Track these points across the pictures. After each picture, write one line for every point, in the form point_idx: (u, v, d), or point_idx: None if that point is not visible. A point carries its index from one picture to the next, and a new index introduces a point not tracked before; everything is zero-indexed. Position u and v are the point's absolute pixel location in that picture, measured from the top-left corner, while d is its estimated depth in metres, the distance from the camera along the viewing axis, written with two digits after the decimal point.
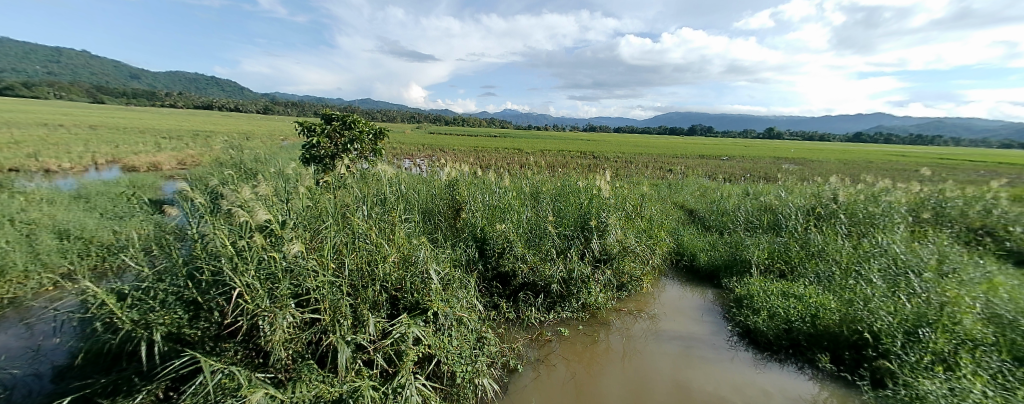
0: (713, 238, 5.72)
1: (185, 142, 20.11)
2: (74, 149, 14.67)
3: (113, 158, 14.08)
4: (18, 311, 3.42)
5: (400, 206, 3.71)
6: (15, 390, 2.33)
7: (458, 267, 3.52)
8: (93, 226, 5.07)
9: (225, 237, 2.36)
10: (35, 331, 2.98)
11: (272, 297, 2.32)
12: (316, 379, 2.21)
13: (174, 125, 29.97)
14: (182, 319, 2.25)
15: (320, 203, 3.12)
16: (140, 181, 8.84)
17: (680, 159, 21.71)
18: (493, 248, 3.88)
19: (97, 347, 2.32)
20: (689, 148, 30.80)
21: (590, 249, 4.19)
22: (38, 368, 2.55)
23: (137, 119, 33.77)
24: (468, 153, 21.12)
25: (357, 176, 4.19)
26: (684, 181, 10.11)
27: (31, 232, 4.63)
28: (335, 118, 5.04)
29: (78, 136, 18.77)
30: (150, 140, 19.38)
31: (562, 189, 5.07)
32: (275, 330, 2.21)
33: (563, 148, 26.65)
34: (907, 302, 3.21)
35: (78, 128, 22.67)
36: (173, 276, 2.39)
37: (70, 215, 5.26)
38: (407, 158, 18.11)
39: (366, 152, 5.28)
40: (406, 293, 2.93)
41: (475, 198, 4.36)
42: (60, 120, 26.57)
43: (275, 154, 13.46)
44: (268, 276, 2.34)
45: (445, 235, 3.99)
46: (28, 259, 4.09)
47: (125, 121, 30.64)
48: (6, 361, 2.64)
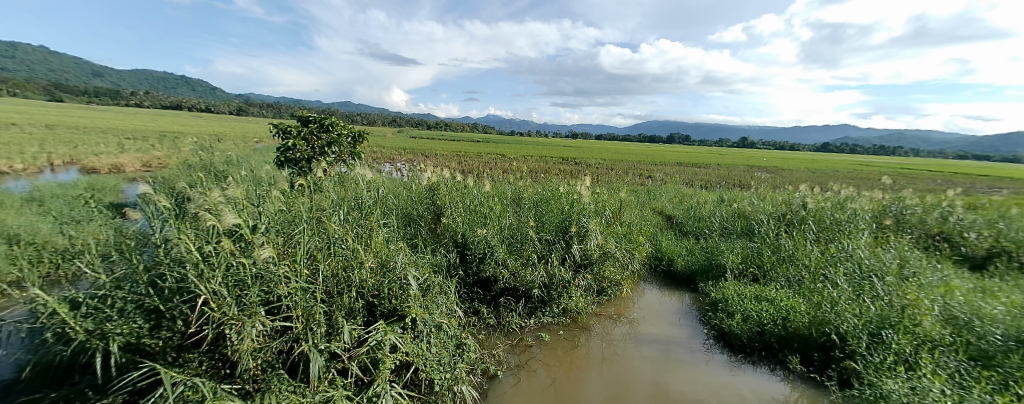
0: (690, 243, 5.85)
1: (152, 142, 19.41)
2: (28, 149, 13.85)
3: (73, 158, 13.32)
4: None
5: (378, 210, 3.62)
6: None
7: (438, 273, 3.47)
8: (47, 230, 4.78)
9: (191, 242, 2.29)
10: None
11: (240, 304, 2.28)
12: (286, 390, 2.16)
13: (142, 126, 28.67)
14: (142, 328, 2.15)
15: (295, 208, 3.03)
16: (100, 184, 8.40)
17: (660, 165, 22.22)
18: (474, 253, 3.84)
19: (47, 359, 2.19)
20: (670, 155, 31.49)
21: (571, 254, 4.21)
22: None
23: (100, 118, 32.41)
24: (452, 158, 21.06)
25: (335, 179, 4.08)
26: (663, 187, 10.32)
27: None
28: (313, 121, 4.94)
29: (32, 136, 17.65)
30: (113, 141, 18.47)
31: (544, 193, 5.10)
32: (243, 339, 2.15)
33: (548, 154, 26.90)
34: (871, 304, 3.35)
35: (34, 127, 21.44)
36: (134, 284, 2.29)
37: (21, 220, 4.95)
38: (389, 162, 17.96)
39: (345, 155, 5.16)
40: (383, 299, 2.89)
41: (456, 203, 4.33)
42: (16, 118, 25.12)
43: (249, 156, 13.00)
44: (237, 282, 2.29)
45: (425, 240, 3.92)
46: None
47: (86, 120, 29.26)
48: None
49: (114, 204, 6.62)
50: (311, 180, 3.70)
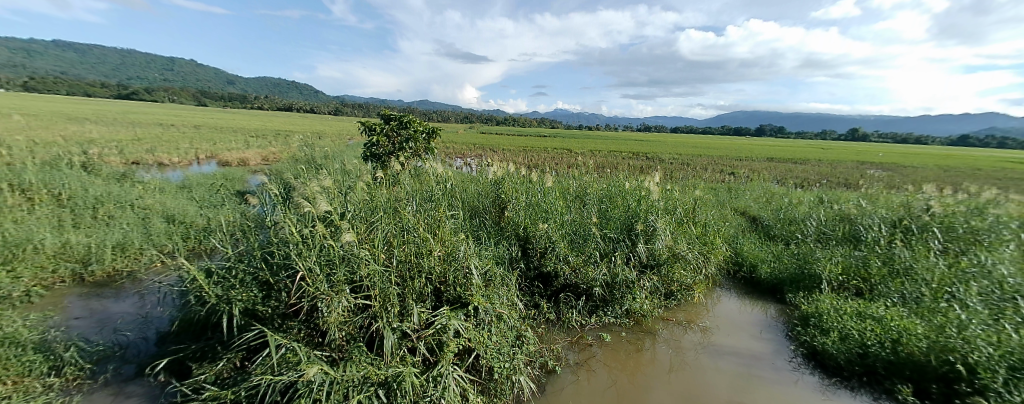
0: (778, 249, 5.24)
1: (268, 139, 22.79)
2: (181, 145, 17.08)
3: (212, 154, 15.99)
4: (135, 282, 4.01)
5: (447, 202, 3.78)
6: (128, 349, 2.75)
7: (501, 265, 3.54)
8: (192, 212, 5.79)
9: (293, 225, 2.63)
10: (146, 300, 3.48)
11: (330, 282, 2.56)
12: (365, 361, 2.43)
13: (256, 126, 33.49)
14: (256, 297, 2.49)
15: (376, 197, 3.29)
16: (231, 174, 10.04)
17: (740, 161, 20.22)
18: (536, 248, 3.86)
19: (188, 317, 2.66)
20: (751, 150, 28.33)
21: (636, 254, 4.01)
22: (146, 331, 2.98)
23: (224, 119, 38.83)
24: (517, 153, 21.24)
25: (412, 173, 4.39)
26: (747, 185, 9.38)
27: (147, 216, 5.43)
28: (393, 118, 5.32)
29: (185, 134, 21.73)
30: (241, 138, 22.07)
31: (611, 190, 4.92)
32: (331, 312, 2.44)
33: (613, 149, 26.07)
34: (1014, 332, 2.70)
35: (184, 127, 26.41)
36: (251, 258, 2.67)
37: (176, 203, 6.08)
38: (459, 158, 18.82)
39: (420, 150, 5.50)
40: (449, 286, 3.00)
41: (520, 197, 4.37)
42: (172, 120, 31.27)
43: (342, 151, 14.54)
44: (328, 262, 2.60)
45: (489, 232, 4.00)
46: (144, 238, 4.77)
47: (216, 121, 35.27)
48: (124, 324, 3.11)
49: (239, 193, 7.81)
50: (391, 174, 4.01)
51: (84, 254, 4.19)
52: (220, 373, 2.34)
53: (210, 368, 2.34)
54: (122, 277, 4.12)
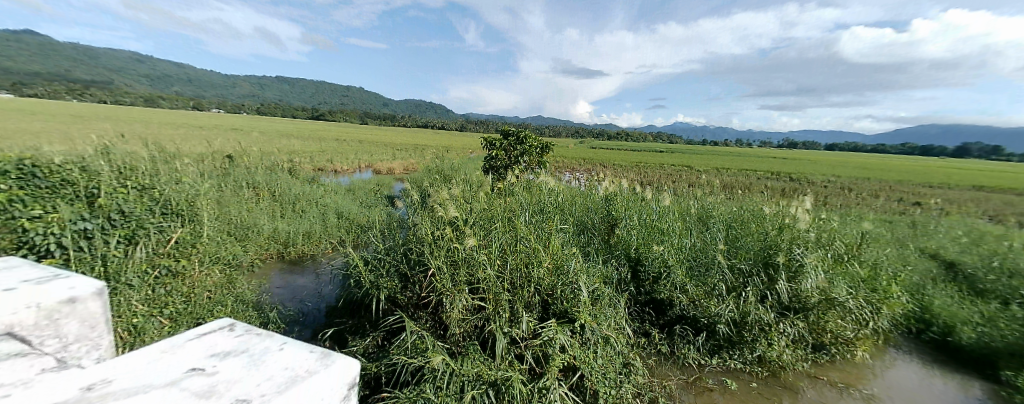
0: (992, 309, 3.85)
1: (405, 150, 26.91)
2: (346, 154, 21.56)
3: (368, 164, 18.24)
4: (316, 264, 5.13)
5: (557, 216, 3.85)
6: (308, 316, 3.51)
7: (609, 285, 3.41)
8: (355, 211, 7.12)
9: (428, 227, 3.03)
10: (320, 279, 4.39)
11: (454, 281, 2.85)
12: (479, 359, 2.58)
13: (391, 138, 40.02)
14: (396, 286, 2.90)
15: (493, 207, 3.53)
16: (382, 181, 12.11)
17: (929, 189, 15.59)
18: (649, 272, 3.61)
19: (348, 297, 3.26)
20: (943, 174, 21.65)
21: (773, 292, 3.39)
22: (319, 304, 3.76)
23: (368, 133, 47.44)
24: (628, 168, 20.40)
25: (524, 185, 4.64)
26: (950, 222, 7.14)
27: (326, 211, 6.90)
28: (512, 134, 5.74)
29: (348, 145, 27.28)
30: (386, 150, 26.56)
31: (741, 215, 4.33)
32: (453, 309, 2.71)
33: (737, 166, 23.02)
34: None
35: (345, 139, 33.13)
36: (394, 253, 3.14)
37: (344, 202, 7.59)
38: (567, 171, 19.02)
39: (533, 164, 5.77)
40: (556, 300, 3.02)
41: (631, 215, 4.18)
42: (336, 133, 39.71)
43: (465, 163, 16.11)
44: (453, 263, 2.91)
45: (597, 249, 3.91)
46: (323, 228, 6.04)
47: (363, 134, 43.35)
48: (306, 295, 3.99)
49: (387, 198, 9.13)
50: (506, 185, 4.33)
51: (286, 238, 5.47)
52: (368, 347, 2.79)
53: (361, 342, 2.80)
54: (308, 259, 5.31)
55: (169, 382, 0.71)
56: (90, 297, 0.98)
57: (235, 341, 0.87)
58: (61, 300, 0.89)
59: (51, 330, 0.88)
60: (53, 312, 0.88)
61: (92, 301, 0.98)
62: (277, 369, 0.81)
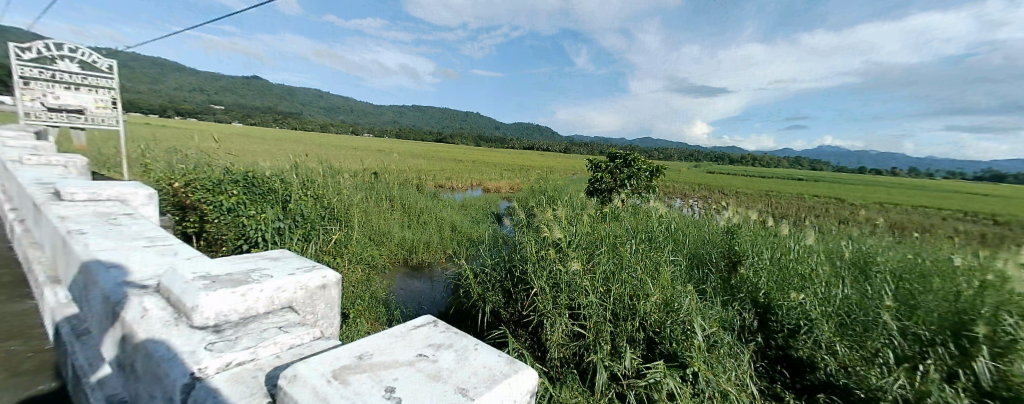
0: None
1: (509, 168, 28.45)
2: (458, 171, 23.75)
3: (478, 181, 19.33)
4: (431, 271, 5.71)
5: (668, 246, 3.61)
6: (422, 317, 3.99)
7: (729, 331, 3.00)
8: (467, 225, 7.71)
9: (533, 246, 3.16)
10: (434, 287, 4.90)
11: (556, 303, 2.85)
12: (576, 390, 2.48)
13: (493, 157, 42.89)
14: (499, 301, 3.10)
15: (598, 231, 3.55)
16: (490, 199, 12.95)
17: None
18: (782, 323, 3.09)
19: (459, 304, 3.67)
20: None
21: (971, 374, 2.39)
22: (433, 308, 4.22)
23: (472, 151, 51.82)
24: (754, 197, 17.59)
25: (630, 210, 4.78)
26: None
27: (441, 224, 7.62)
28: (619, 157, 5.81)
29: (459, 163, 30.13)
30: (491, 168, 28.39)
31: (927, 265, 3.33)
32: (554, 332, 2.71)
33: (919, 200, 17.72)
34: None
35: (454, 157, 36.47)
36: (500, 269, 3.40)
37: (458, 217, 8.34)
38: (680, 197, 17.27)
39: (640, 188, 5.73)
40: (664, 339, 2.72)
41: (761, 252, 3.67)
42: (446, 152, 44.42)
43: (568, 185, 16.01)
44: (555, 285, 2.91)
45: (714, 289, 3.55)
46: (439, 239, 6.69)
47: (467, 152, 47.47)
48: (422, 298, 4.50)
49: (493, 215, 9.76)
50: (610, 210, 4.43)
51: (409, 245, 6.14)
52: None
53: None
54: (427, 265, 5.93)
55: (408, 361, 0.86)
56: (333, 285, 1.20)
57: (445, 338, 1.01)
58: (318, 284, 1.15)
59: (312, 307, 1.15)
60: (317, 291, 1.16)
61: (333, 288, 1.20)
62: (478, 366, 0.84)
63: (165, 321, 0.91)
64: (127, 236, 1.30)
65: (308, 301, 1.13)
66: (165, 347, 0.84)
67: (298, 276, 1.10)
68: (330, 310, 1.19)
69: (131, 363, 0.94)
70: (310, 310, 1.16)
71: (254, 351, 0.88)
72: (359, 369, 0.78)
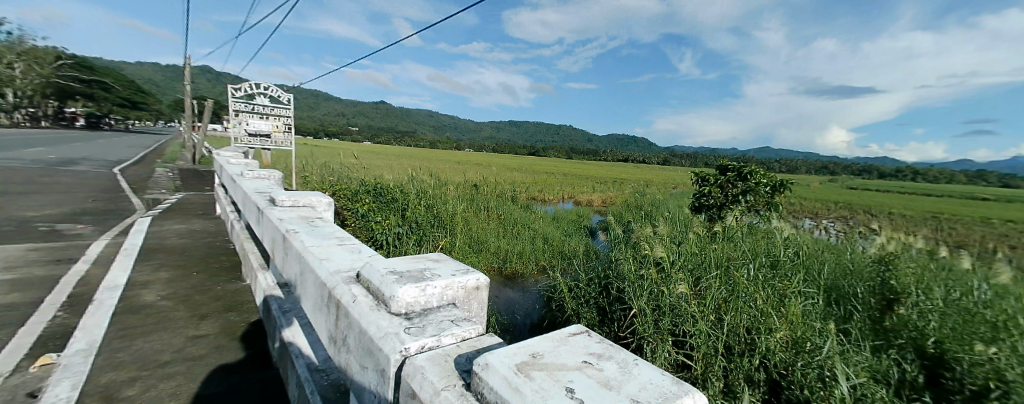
0: None
1: (600, 182, 27.89)
2: (551, 184, 23.85)
3: (571, 195, 19.55)
4: (523, 282, 6.09)
5: (794, 279, 3.35)
6: (518, 319, 4.46)
7: (884, 387, 2.47)
8: (560, 238, 8.11)
9: (631, 266, 3.44)
10: (524, 294, 5.34)
11: (657, 328, 2.78)
12: None
13: (576, 170, 42.43)
14: (595, 316, 3.40)
15: (707, 253, 3.66)
16: (581, 213, 13.17)
17: None
18: (961, 383, 2.43)
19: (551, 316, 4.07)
20: None
21: None
22: (524, 315, 4.65)
23: (555, 164, 52.10)
24: (929, 216, 13.61)
25: (747, 230, 5.08)
26: None
27: (535, 235, 8.12)
28: (732, 170, 5.86)
29: (551, 176, 30.49)
30: (584, 182, 27.69)
31: None
32: (656, 359, 2.53)
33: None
34: None
35: (544, 172, 36.86)
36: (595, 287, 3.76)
37: (551, 228, 8.82)
38: (816, 214, 14.26)
39: (758, 204, 5.60)
40: (792, 384, 2.26)
41: (930, 292, 3.09)
42: (530, 165, 45.82)
43: (667, 199, 14.84)
44: (657, 308, 2.91)
45: (860, 332, 3.12)
46: (532, 251, 7.08)
47: (549, 165, 47.97)
48: (512, 304, 4.91)
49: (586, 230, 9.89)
50: (720, 231, 4.45)
51: (507, 255, 6.75)
52: None
53: None
54: (522, 276, 6.37)
55: (575, 367, 0.74)
56: (479, 286, 1.30)
57: (603, 348, 0.91)
58: (474, 285, 1.28)
59: (468, 305, 1.29)
60: (472, 292, 1.29)
61: (482, 289, 1.30)
62: (645, 383, 0.60)
63: (370, 305, 1.11)
64: (322, 236, 1.68)
65: (465, 300, 1.28)
66: (372, 325, 1.01)
67: (457, 277, 1.26)
68: (480, 310, 1.32)
69: (343, 337, 1.19)
70: (467, 308, 1.30)
71: (438, 338, 0.95)
72: (534, 366, 0.70)
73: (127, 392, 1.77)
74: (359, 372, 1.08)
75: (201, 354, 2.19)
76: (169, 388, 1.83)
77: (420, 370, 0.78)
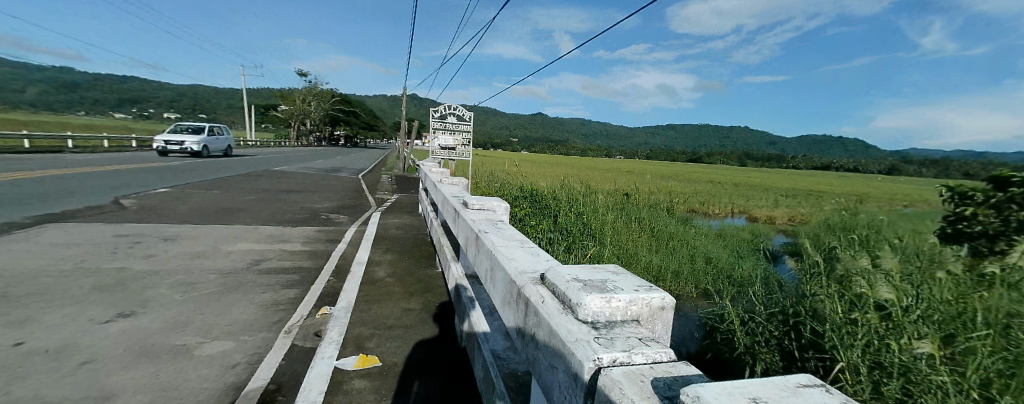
0: None
1: (788, 196, 22.17)
2: (719, 197, 20.45)
3: (743, 208, 16.72)
4: (683, 303, 6.78)
5: None
6: (686, 346, 5.28)
7: None
8: (724, 260, 8.14)
9: (835, 309, 3.05)
10: (683, 322, 6.08)
11: (879, 393, 2.27)
12: None
13: (749, 180, 35.14)
14: None
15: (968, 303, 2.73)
16: (758, 232, 11.40)
17: None
18: None
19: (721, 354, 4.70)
20: None
21: None
22: (689, 344, 5.37)
23: (718, 173, 44.47)
24: None
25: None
26: None
27: (695, 254, 8.41)
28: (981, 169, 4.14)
29: (723, 189, 25.92)
30: (767, 197, 22.39)
31: None
32: None
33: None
34: None
35: (712, 183, 31.74)
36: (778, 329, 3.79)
37: (716, 250, 8.80)
38: None
39: None
40: None
41: None
42: (687, 173, 40.73)
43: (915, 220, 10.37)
44: (879, 367, 2.39)
45: None
46: (690, 272, 7.55)
47: (709, 174, 41.39)
48: (678, 331, 5.78)
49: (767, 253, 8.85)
50: (999, 275, 2.97)
51: (665, 274, 7.39)
52: None
53: None
54: (679, 297, 6.98)
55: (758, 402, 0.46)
56: (662, 306, 1.27)
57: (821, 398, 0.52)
58: (658, 304, 1.26)
59: (653, 323, 1.28)
60: (656, 311, 1.27)
61: (666, 310, 1.26)
62: None
63: (559, 308, 1.27)
64: (505, 240, 2.10)
65: (649, 317, 1.27)
66: (563, 322, 1.15)
67: (641, 294, 1.26)
68: (664, 331, 1.30)
69: (531, 332, 1.40)
70: (652, 326, 1.29)
71: (631, 355, 0.91)
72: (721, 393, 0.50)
73: (373, 342, 2.94)
74: (550, 371, 1.19)
75: (411, 324, 3.34)
76: (392, 346, 2.90)
77: (619, 385, 0.74)
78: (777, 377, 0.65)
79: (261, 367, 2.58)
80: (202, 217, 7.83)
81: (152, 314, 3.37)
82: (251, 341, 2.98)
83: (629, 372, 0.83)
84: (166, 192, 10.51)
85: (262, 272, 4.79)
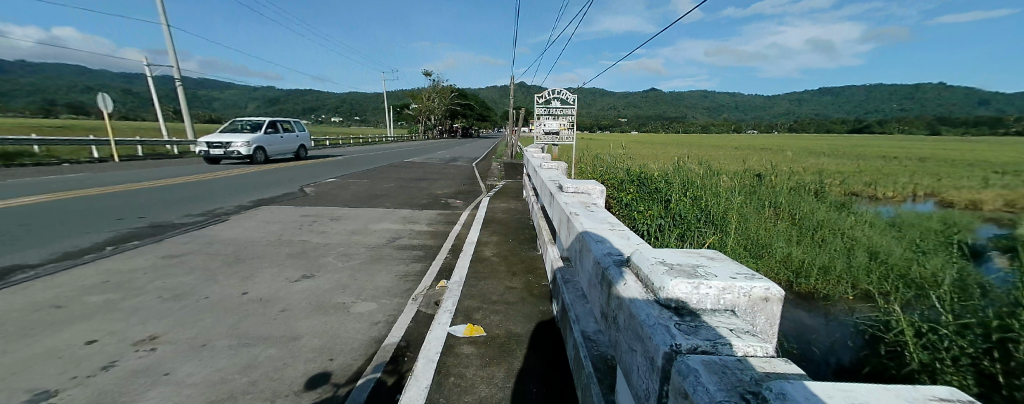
0: None
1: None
2: (892, 176, 15.52)
3: (932, 190, 12.42)
4: (828, 305, 5.56)
5: None
6: (833, 354, 4.33)
7: None
8: (897, 256, 6.40)
9: None
10: (830, 327, 4.93)
11: None
12: None
13: (957, 154, 25.02)
14: None
15: None
16: (954, 218, 8.49)
17: None
18: None
19: (882, 368, 3.82)
20: None
21: None
22: (840, 356, 4.30)
23: (901, 145, 32.89)
24: None
25: None
26: None
27: (852, 247, 6.84)
28: None
29: (901, 165, 19.34)
30: (981, 175, 15.87)
31: None
32: None
33: None
34: None
35: (883, 157, 23.99)
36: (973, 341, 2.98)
37: (884, 241, 6.97)
38: None
39: None
40: None
41: None
42: (848, 146, 31.44)
43: None
44: None
45: None
46: (844, 269, 6.20)
47: (886, 147, 30.96)
48: (822, 337, 4.71)
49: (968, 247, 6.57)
50: None
51: (803, 268, 6.27)
52: None
53: None
54: (825, 296, 5.80)
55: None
56: (771, 299, 1.46)
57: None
58: (760, 297, 1.46)
59: (755, 315, 1.49)
60: (759, 301, 1.47)
61: (772, 302, 1.46)
62: None
63: (640, 291, 1.63)
64: (596, 222, 2.55)
65: (751, 307, 1.48)
66: (650, 301, 1.48)
67: (743, 286, 1.47)
68: (765, 322, 1.49)
69: (615, 316, 1.79)
70: (757, 317, 1.49)
71: (714, 346, 1.08)
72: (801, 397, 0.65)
73: (478, 314, 3.79)
74: (628, 355, 1.49)
75: (511, 302, 4.12)
76: (495, 319, 3.70)
77: (694, 374, 0.84)
78: (908, 387, 0.70)
79: (395, 327, 3.60)
80: (359, 202, 10.61)
81: (324, 277, 4.95)
82: (389, 304, 4.16)
83: (710, 362, 0.91)
84: (330, 182, 14.16)
85: (396, 249, 6.33)
